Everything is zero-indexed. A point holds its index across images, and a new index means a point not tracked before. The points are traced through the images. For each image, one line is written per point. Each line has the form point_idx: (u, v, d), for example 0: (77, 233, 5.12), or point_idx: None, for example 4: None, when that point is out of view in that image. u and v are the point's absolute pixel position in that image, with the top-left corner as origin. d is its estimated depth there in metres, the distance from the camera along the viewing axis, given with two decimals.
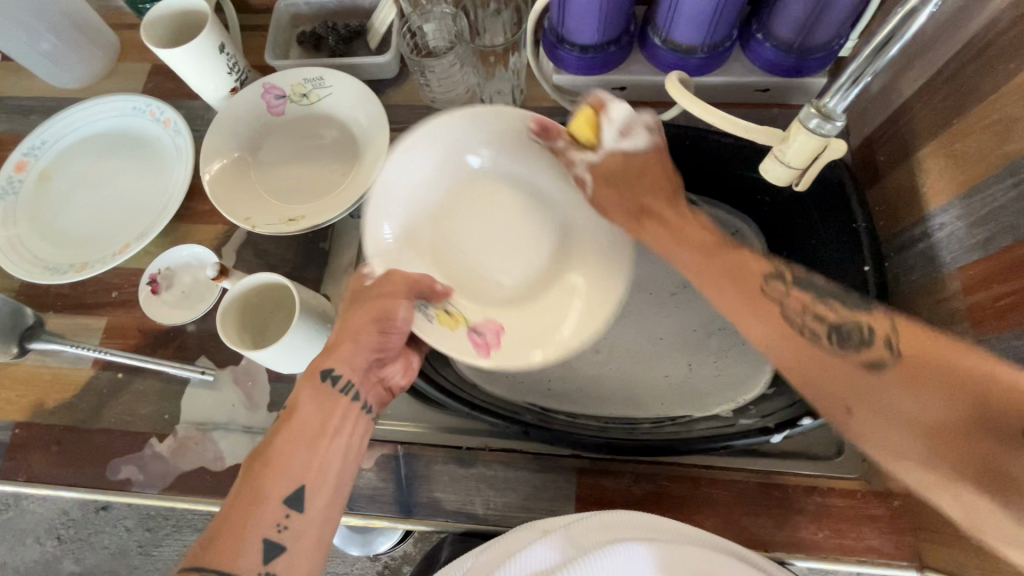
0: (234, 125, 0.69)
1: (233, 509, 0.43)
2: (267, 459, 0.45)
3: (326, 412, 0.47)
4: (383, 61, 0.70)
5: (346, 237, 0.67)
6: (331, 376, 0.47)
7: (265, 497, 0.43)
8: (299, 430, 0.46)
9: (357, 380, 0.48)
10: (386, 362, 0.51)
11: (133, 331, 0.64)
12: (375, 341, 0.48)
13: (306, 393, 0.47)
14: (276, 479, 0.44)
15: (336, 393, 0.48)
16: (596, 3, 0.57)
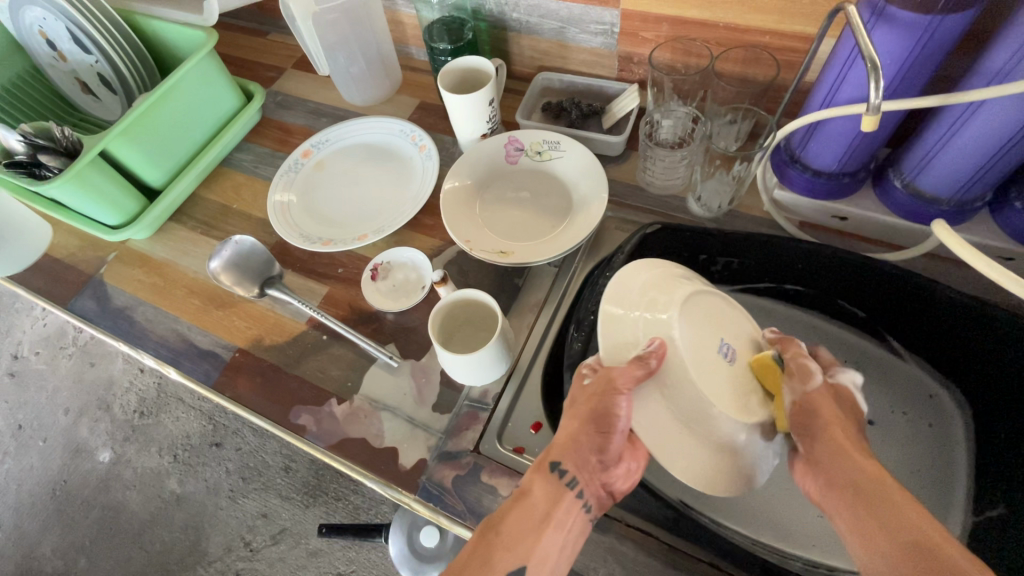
0: (475, 163, 0.80)
1: (461, 573, 0.45)
2: (500, 532, 0.46)
3: (552, 502, 0.48)
4: (614, 140, 0.78)
5: (538, 280, 0.74)
6: (558, 469, 0.49)
7: (492, 570, 0.44)
8: (528, 511, 0.47)
9: (582, 476, 0.48)
10: (611, 466, 0.49)
11: (345, 305, 0.75)
12: (596, 445, 0.49)
13: (538, 484, 0.49)
14: (504, 554, 0.45)
15: (563, 486, 0.48)
16: (849, 135, 0.60)
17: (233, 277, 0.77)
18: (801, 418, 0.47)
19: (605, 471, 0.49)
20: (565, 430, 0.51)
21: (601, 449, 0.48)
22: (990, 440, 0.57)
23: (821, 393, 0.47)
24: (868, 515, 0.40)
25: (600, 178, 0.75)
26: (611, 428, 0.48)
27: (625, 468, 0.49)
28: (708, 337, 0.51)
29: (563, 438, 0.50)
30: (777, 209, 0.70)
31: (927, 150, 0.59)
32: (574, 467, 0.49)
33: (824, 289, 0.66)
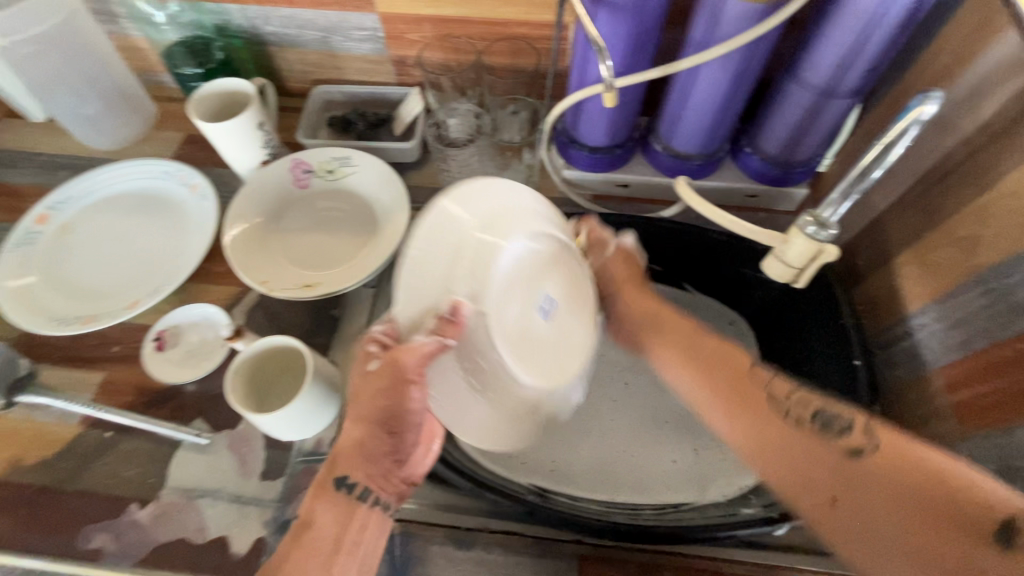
0: (261, 194, 0.72)
1: None
2: (276, 574, 0.42)
3: (342, 522, 0.46)
4: (406, 146, 0.76)
5: (358, 306, 0.69)
6: (345, 484, 0.46)
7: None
8: (311, 543, 0.44)
9: (373, 484, 0.47)
10: (403, 462, 0.50)
11: (129, 389, 0.63)
12: (386, 447, 0.48)
13: (320, 509, 0.45)
14: None
15: (353, 503, 0.46)
16: (607, 113, 0.65)
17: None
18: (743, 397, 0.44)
19: (398, 466, 0.49)
20: (354, 443, 0.47)
21: (394, 450, 0.48)
22: (773, 353, 0.67)
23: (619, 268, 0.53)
24: (716, 398, 0.45)
25: (399, 187, 0.72)
26: (405, 428, 0.47)
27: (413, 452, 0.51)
28: (528, 290, 0.45)
29: (350, 446, 0.47)
30: (570, 188, 0.74)
31: (671, 115, 0.66)
32: (368, 482, 0.47)
33: None
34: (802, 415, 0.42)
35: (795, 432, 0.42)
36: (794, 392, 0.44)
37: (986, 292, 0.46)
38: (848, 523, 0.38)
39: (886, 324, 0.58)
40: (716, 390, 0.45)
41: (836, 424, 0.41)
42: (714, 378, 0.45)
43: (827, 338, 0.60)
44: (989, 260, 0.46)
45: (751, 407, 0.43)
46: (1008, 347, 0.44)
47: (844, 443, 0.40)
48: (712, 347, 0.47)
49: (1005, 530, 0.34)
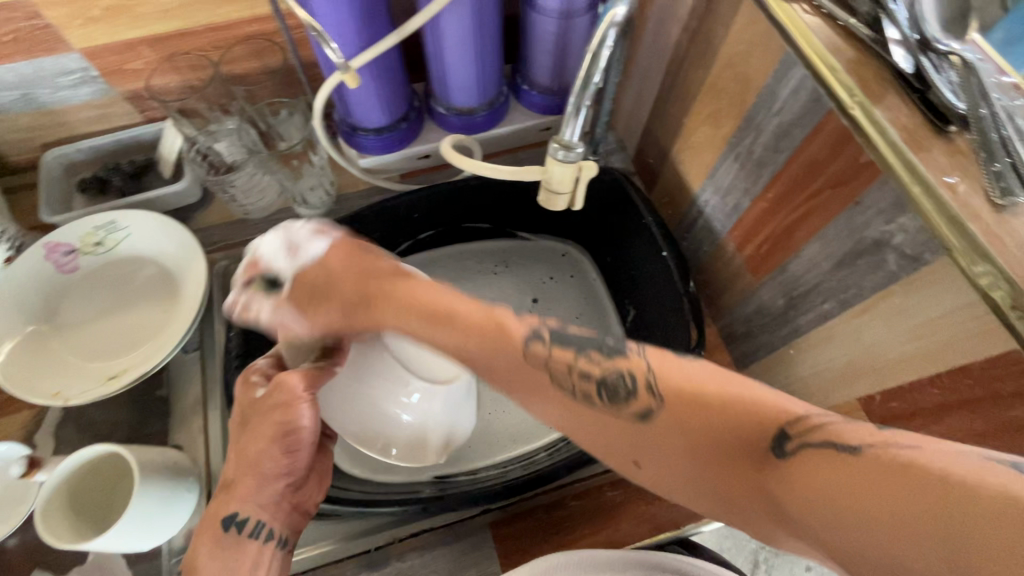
0: (19, 297, 0.61)
1: None
2: None
3: (231, 569, 0.44)
4: (179, 187, 0.68)
5: (186, 375, 0.62)
6: (235, 523, 0.45)
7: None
8: None
9: (267, 518, 0.46)
10: (299, 485, 0.49)
11: None
12: (279, 468, 0.46)
13: (204, 552, 0.45)
14: None
15: (244, 539, 0.45)
16: (372, 90, 0.62)
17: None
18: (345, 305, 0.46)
19: (292, 491, 0.48)
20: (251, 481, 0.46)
21: (290, 474, 0.46)
22: (608, 268, 0.71)
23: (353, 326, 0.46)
24: (479, 351, 0.41)
25: (183, 232, 0.64)
26: (299, 442, 0.46)
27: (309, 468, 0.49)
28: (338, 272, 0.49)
29: (234, 466, 0.46)
30: (372, 176, 0.71)
31: (438, 74, 0.65)
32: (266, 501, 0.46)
33: (448, 221, 0.71)
34: (587, 389, 0.39)
35: (585, 406, 0.39)
36: (574, 361, 0.39)
37: (737, 158, 0.51)
38: (659, 450, 0.37)
39: (683, 210, 0.63)
40: (520, 376, 0.40)
41: (622, 391, 0.38)
42: (500, 359, 0.40)
43: (639, 240, 0.63)
44: (731, 129, 0.51)
45: (513, 365, 0.40)
46: (763, 199, 0.50)
47: (634, 409, 0.37)
48: (405, 298, 0.43)
49: (659, 393, 0.37)
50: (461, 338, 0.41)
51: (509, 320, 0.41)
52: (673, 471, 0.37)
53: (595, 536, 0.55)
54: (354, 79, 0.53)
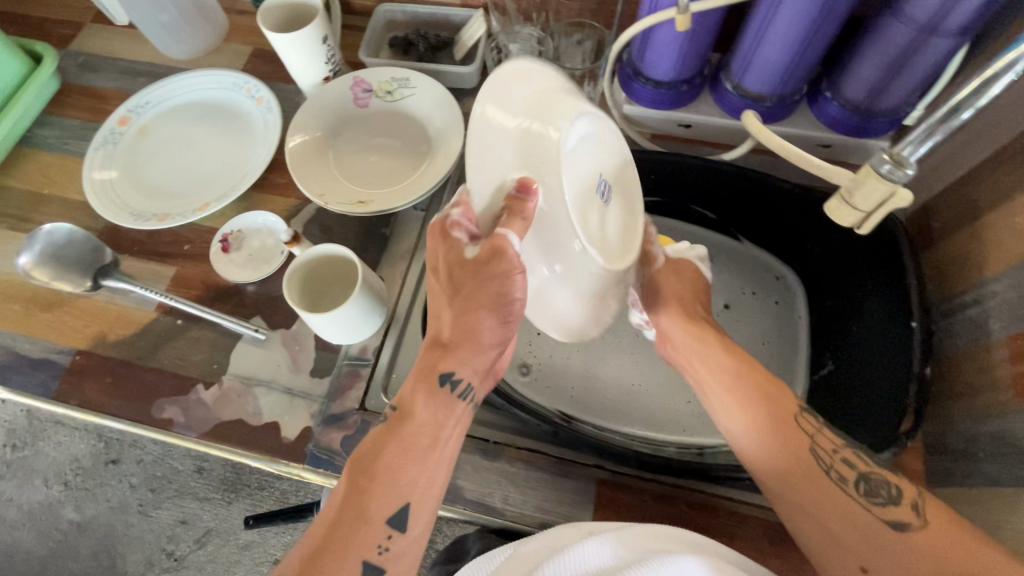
0: (321, 111, 0.74)
1: (334, 527, 0.43)
2: (369, 470, 0.45)
3: (439, 420, 0.49)
4: (465, 71, 0.75)
5: (408, 225, 0.71)
6: (452, 380, 0.49)
7: (369, 519, 0.44)
8: (408, 441, 0.47)
9: (474, 379, 0.51)
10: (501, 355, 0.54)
11: (198, 284, 0.68)
12: (493, 334, 0.50)
13: (421, 401, 0.48)
14: (381, 497, 0.44)
15: (454, 398, 0.49)
16: (677, 41, 0.61)
17: (55, 273, 0.66)
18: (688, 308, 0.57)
19: (495, 354, 0.52)
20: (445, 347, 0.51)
21: (497, 343, 0.51)
22: (821, 312, 0.66)
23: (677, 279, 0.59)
24: (767, 413, 0.50)
25: (454, 110, 0.72)
26: (513, 315, 0.50)
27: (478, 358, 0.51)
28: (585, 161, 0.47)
29: (451, 334, 0.51)
30: (629, 124, 0.72)
31: (747, 49, 0.62)
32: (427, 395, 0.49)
33: (678, 197, 0.71)
34: (848, 475, 0.46)
35: (835, 484, 0.46)
36: (841, 447, 0.47)
37: None
38: None
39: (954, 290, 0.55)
40: (795, 440, 0.48)
41: (884, 493, 0.44)
42: (773, 435, 0.49)
43: (883, 300, 0.57)
44: None
45: (779, 421, 0.49)
46: None
47: (888, 514, 0.44)
48: (762, 385, 0.52)
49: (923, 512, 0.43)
50: (730, 367, 0.53)
51: (789, 402, 0.50)
52: (858, 521, 0.44)
53: None
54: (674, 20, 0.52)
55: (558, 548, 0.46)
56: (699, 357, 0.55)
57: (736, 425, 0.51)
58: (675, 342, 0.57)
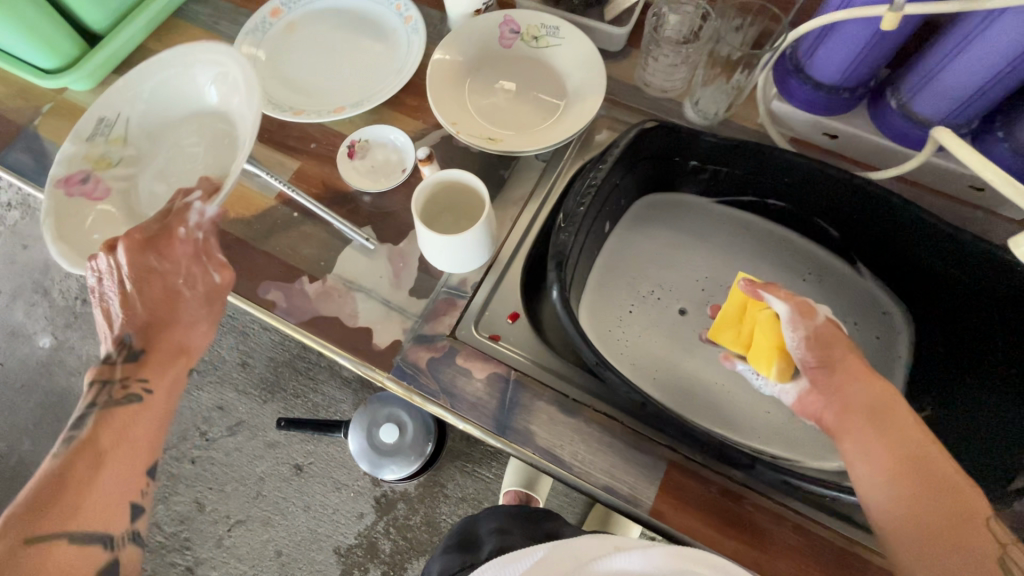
0: (466, 43, 0.74)
1: (79, 500, 0.46)
2: (99, 451, 0.49)
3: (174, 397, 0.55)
4: (617, 32, 0.74)
5: (526, 172, 0.71)
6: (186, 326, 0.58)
7: (86, 494, 0.47)
8: (134, 414, 0.52)
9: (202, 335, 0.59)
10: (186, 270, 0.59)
11: (317, 183, 0.70)
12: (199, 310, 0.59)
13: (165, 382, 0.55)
14: (119, 471, 0.49)
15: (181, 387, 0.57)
16: (861, 42, 0.58)
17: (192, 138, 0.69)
18: (842, 361, 0.49)
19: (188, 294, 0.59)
20: (191, 314, 0.58)
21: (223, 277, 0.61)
22: (925, 358, 0.64)
23: (824, 325, 0.52)
24: (920, 483, 0.42)
25: (599, 69, 0.71)
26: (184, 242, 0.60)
27: (198, 312, 0.59)
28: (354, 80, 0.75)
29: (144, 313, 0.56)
30: (772, 121, 0.69)
31: (929, 68, 0.58)
32: (150, 359, 0.55)
33: (804, 206, 0.68)
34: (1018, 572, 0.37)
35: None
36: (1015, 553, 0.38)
37: None
38: None
39: None
40: (949, 528, 0.40)
41: None
42: (922, 500, 0.41)
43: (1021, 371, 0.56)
44: None
45: (944, 498, 0.41)
46: None
47: None
48: (932, 464, 0.42)
49: None
50: (886, 425, 0.45)
51: (969, 493, 0.41)
52: None
53: (745, 548, 0.52)
54: (263, 75, 0.74)
55: (585, 559, 0.46)
56: (862, 409, 0.46)
57: (874, 477, 0.43)
58: (841, 389, 0.48)
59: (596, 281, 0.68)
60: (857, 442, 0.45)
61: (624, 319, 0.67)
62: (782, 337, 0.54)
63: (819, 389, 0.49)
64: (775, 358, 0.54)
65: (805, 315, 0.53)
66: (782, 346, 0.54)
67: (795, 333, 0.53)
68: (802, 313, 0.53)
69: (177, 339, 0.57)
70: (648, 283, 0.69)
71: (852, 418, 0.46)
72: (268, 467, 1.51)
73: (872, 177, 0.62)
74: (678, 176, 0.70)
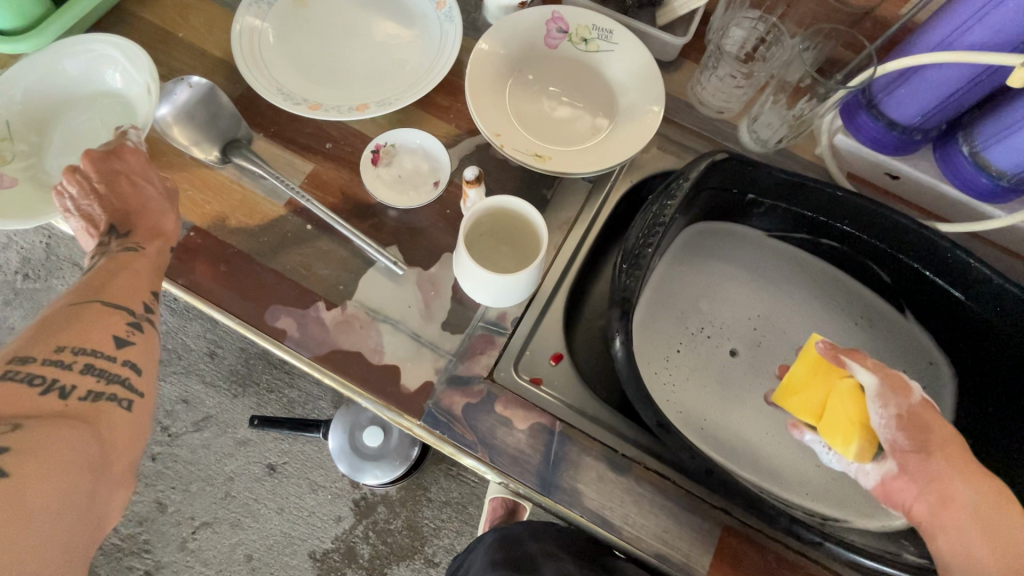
0: (508, 39, 0.65)
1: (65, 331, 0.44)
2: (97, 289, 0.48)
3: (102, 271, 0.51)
4: (675, 42, 0.67)
5: (571, 194, 0.64)
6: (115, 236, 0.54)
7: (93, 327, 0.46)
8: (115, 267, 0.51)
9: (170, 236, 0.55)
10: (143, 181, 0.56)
11: (336, 192, 0.61)
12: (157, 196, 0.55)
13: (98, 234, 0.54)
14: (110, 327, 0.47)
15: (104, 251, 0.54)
16: (949, 87, 0.54)
17: (190, 133, 0.59)
18: (940, 447, 0.46)
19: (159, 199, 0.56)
20: (157, 202, 0.55)
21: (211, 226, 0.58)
22: (974, 413, 0.62)
23: (920, 407, 0.48)
24: None
25: (657, 82, 0.64)
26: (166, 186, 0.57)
27: (162, 205, 0.55)
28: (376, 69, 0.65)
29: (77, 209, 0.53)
30: (833, 156, 0.66)
31: (1012, 120, 0.54)
32: (133, 234, 0.54)
33: (859, 249, 0.65)
34: None
35: None
36: None
37: None
38: None
39: None
40: None
41: None
42: None
43: None
44: None
45: None
46: None
47: None
48: None
49: None
50: (987, 524, 0.42)
51: None
52: None
53: None
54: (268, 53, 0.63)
55: None
56: (964, 504, 0.43)
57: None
58: (936, 478, 0.45)
59: (642, 318, 0.65)
60: (953, 537, 0.43)
61: (671, 359, 0.63)
62: (866, 412, 0.50)
63: (908, 474, 0.46)
64: (855, 434, 0.49)
65: (896, 392, 0.49)
66: (866, 423, 0.49)
67: (883, 409, 0.49)
68: (894, 388, 0.49)
69: (152, 222, 0.55)
70: (697, 320, 0.65)
71: (954, 515, 0.43)
72: (238, 467, 1.32)
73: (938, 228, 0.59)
74: (734, 211, 0.67)
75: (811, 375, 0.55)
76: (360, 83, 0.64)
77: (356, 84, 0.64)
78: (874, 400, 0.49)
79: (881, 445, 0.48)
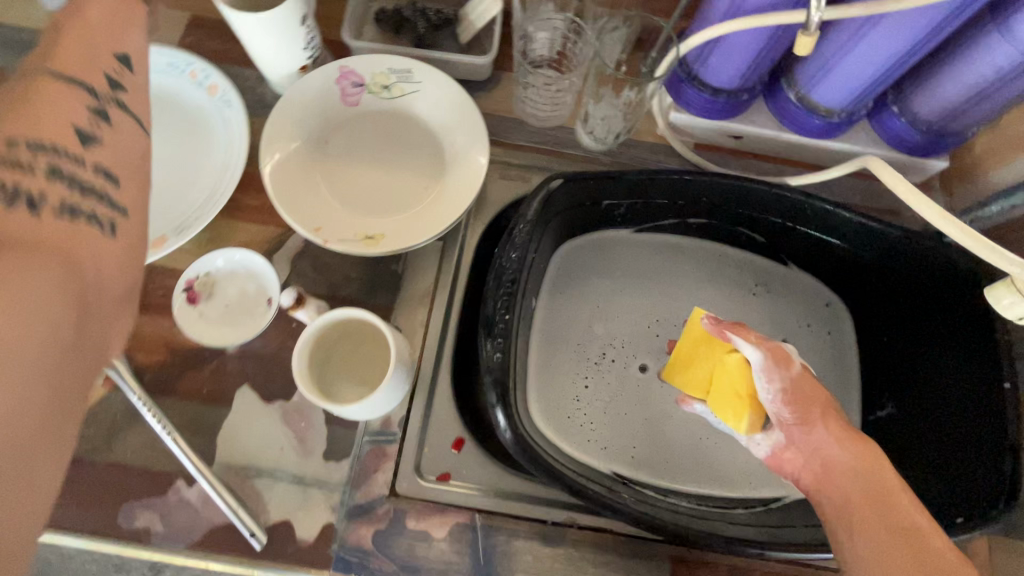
0: (302, 114, 0.59)
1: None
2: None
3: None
4: (481, 63, 0.62)
5: (423, 260, 0.59)
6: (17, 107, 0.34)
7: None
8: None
9: None
10: None
11: (159, 348, 0.53)
12: None
13: None
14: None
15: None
16: (754, 45, 0.51)
17: None
18: (822, 410, 0.46)
19: None
20: None
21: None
22: (871, 345, 0.63)
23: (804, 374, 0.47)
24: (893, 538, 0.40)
25: (474, 110, 0.59)
26: None
27: None
28: (165, 184, 0.57)
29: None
30: (674, 134, 0.63)
31: (823, 59, 0.53)
32: None
33: (726, 219, 0.63)
34: None
35: None
36: None
37: None
38: None
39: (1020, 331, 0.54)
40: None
41: None
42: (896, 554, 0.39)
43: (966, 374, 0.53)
44: None
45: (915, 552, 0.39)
46: None
47: None
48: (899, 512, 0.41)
49: None
50: (860, 476, 0.43)
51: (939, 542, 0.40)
52: None
53: None
54: None
55: None
56: (841, 464, 0.44)
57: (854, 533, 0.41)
58: (818, 445, 0.45)
59: (538, 361, 0.61)
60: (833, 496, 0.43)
61: (580, 395, 0.60)
62: (753, 385, 0.48)
63: (793, 442, 0.46)
64: (745, 409, 0.48)
65: (779, 365, 0.47)
66: (754, 398, 0.48)
67: (769, 384, 0.47)
68: (776, 361, 0.47)
69: None
70: (595, 347, 0.62)
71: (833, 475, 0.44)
72: None
73: (787, 183, 0.58)
74: (596, 220, 0.64)
75: (699, 350, 0.54)
76: (151, 208, 0.55)
77: (147, 210, 0.55)
78: (760, 374, 0.47)
79: (768, 415, 0.48)
